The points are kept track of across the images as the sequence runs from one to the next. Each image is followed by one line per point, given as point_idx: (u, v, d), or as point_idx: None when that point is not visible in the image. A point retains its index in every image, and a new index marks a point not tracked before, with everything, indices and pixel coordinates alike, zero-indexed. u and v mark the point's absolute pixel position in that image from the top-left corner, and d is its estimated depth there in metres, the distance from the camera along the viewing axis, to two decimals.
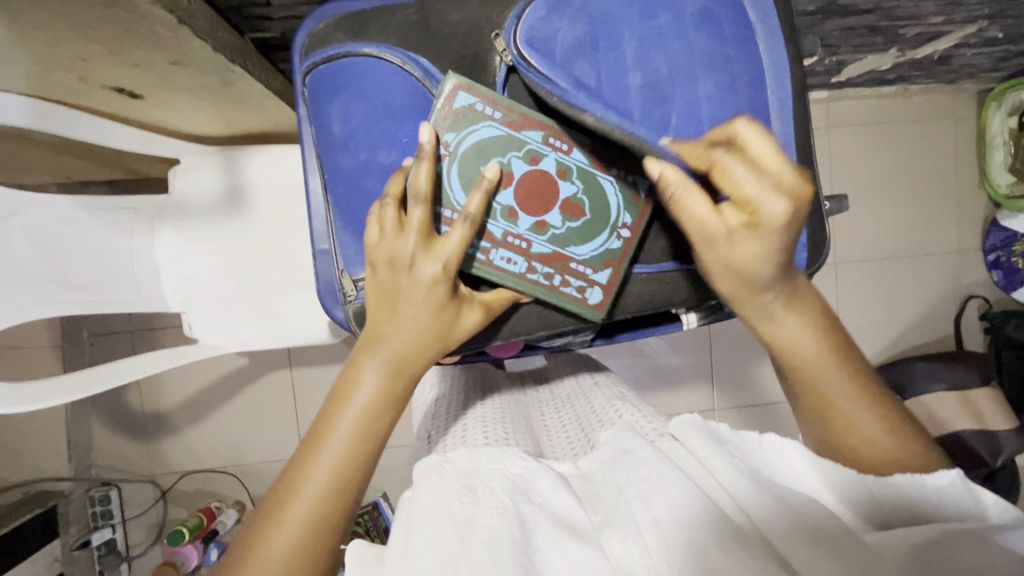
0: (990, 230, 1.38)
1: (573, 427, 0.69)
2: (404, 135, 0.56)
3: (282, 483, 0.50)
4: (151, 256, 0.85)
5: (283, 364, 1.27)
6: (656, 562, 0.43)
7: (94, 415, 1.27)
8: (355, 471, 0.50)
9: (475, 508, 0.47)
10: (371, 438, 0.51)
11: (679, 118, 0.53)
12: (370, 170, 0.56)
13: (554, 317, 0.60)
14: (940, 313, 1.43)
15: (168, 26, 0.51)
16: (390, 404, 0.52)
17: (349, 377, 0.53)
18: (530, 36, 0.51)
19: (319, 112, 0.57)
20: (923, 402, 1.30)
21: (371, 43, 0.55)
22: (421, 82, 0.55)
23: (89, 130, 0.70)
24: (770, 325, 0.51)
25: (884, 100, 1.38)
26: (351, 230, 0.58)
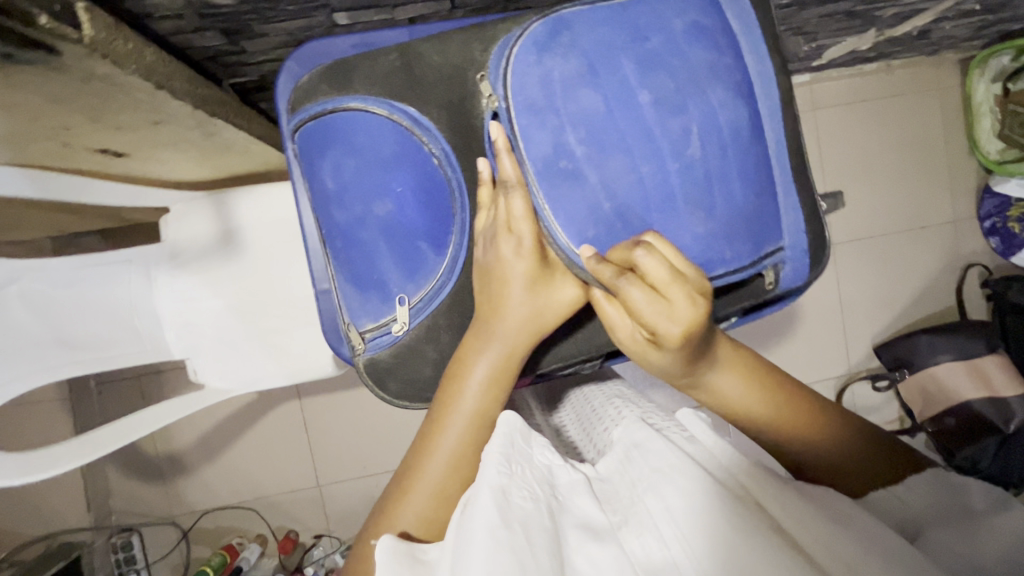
0: (985, 197, 1.38)
1: (580, 427, 0.72)
2: (396, 185, 0.55)
3: (407, 465, 0.54)
4: (151, 307, 0.85)
5: (292, 395, 1.27)
6: (674, 553, 0.43)
7: (109, 462, 1.27)
8: (474, 448, 0.53)
9: (509, 482, 0.47)
10: (485, 417, 0.53)
11: (699, 128, 0.50)
12: (365, 222, 0.56)
13: (565, 351, 0.61)
14: (941, 285, 1.43)
15: (145, 91, 0.51)
16: (498, 385, 0.53)
17: (458, 365, 0.54)
18: (519, 84, 0.49)
19: (311, 168, 0.57)
20: (931, 374, 1.31)
21: (357, 96, 0.55)
22: (411, 131, 0.55)
23: (75, 192, 0.70)
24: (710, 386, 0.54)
25: (867, 77, 1.38)
26: (352, 282, 0.58)
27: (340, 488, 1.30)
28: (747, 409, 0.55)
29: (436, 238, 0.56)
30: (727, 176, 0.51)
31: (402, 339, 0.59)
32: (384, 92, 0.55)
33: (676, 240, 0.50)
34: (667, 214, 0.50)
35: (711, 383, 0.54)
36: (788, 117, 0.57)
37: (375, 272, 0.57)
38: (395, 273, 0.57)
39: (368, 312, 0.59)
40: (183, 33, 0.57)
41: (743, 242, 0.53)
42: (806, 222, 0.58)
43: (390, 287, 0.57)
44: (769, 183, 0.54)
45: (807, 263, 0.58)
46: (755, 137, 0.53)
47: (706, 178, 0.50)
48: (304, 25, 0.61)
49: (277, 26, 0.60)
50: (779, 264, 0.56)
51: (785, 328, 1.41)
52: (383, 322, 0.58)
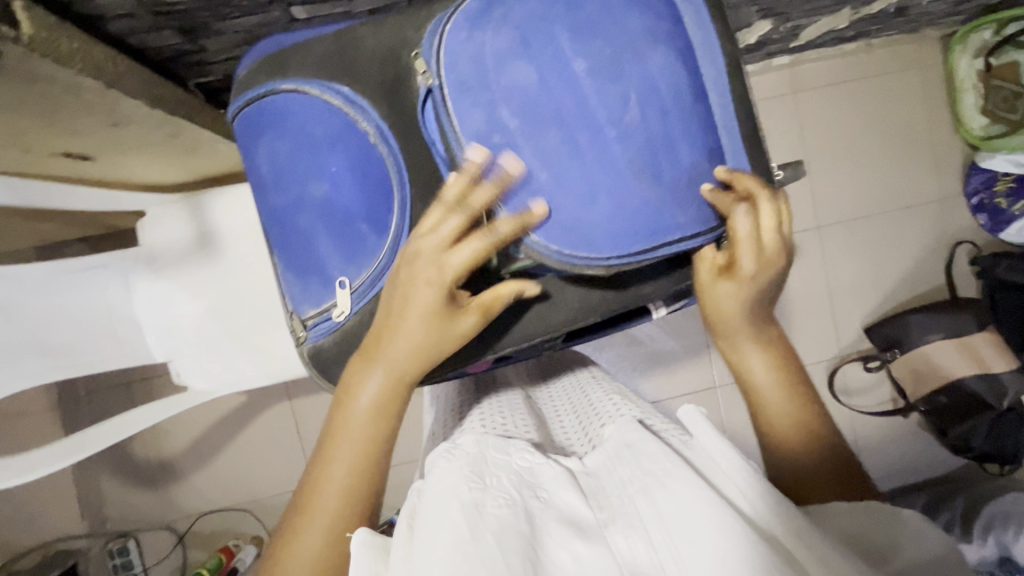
0: (971, 174, 1.37)
1: (569, 416, 0.73)
2: (330, 166, 0.54)
3: (304, 493, 0.54)
4: (130, 310, 0.86)
5: (282, 396, 1.28)
6: (661, 556, 0.44)
7: (102, 470, 1.28)
8: (368, 473, 0.53)
9: (482, 495, 0.48)
10: (377, 441, 0.54)
11: (637, 95, 0.50)
12: (302, 206, 0.56)
13: (523, 332, 0.61)
14: (930, 264, 1.42)
15: (97, 91, 0.51)
16: (391, 405, 0.54)
17: (349, 385, 0.54)
18: (451, 62, 0.50)
19: (250, 156, 0.58)
20: (922, 354, 1.31)
21: (291, 81, 0.55)
22: (343, 110, 0.54)
23: (47, 199, 0.70)
24: (737, 351, 0.63)
25: (848, 58, 1.37)
26: (294, 269, 0.59)
27: None
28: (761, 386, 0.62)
29: (375, 220, 0.55)
30: (671, 142, 0.51)
31: (343, 325, 0.58)
32: (334, 78, 0.55)
33: (624, 207, 0.50)
34: (608, 183, 0.50)
35: (741, 348, 0.63)
36: (743, 94, 0.57)
37: (313, 256, 0.57)
38: (334, 257, 0.57)
39: (310, 298, 0.59)
40: (139, 33, 0.57)
41: (693, 208, 0.52)
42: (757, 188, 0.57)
43: (329, 271, 0.57)
44: (712, 149, 0.54)
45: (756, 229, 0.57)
46: (696, 101, 0.53)
47: (647, 144, 0.50)
48: (262, 20, 0.61)
49: (233, 22, 0.60)
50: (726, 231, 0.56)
51: (774, 312, 1.40)
52: (324, 308, 0.58)
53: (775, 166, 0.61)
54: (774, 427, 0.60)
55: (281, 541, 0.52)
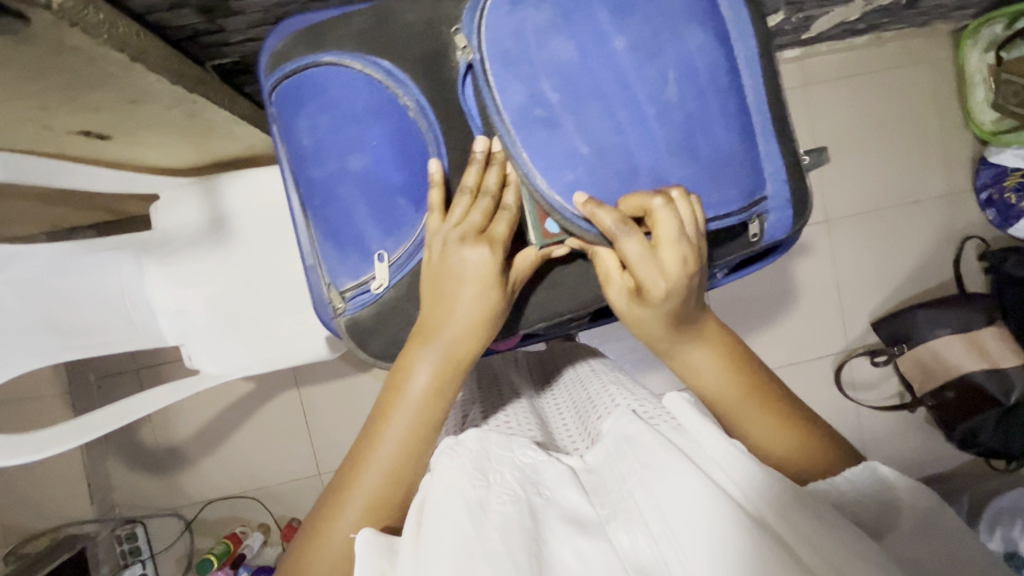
0: (981, 169, 1.37)
1: (572, 415, 0.73)
2: (372, 139, 0.55)
3: (346, 473, 0.53)
4: (143, 293, 0.86)
5: (290, 384, 1.28)
6: (662, 549, 0.44)
7: (111, 456, 1.28)
8: (416, 459, 0.53)
9: (486, 493, 0.48)
10: (426, 426, 0.53)
11: (676, 72, 0.51)
12: (342, 178, 0.56)
13: (551, 308, 0.61)
14: (938, 259, 1.42)
15: (120, 64, 0.52)
16: (441, 394, 0.53)
17: (401, 368, 0.54)
18: (493, 36, 0.50)
19: (287, 127, 0.58)
20: (929, 348, 1.31)
21: (331, 53, 0.55)
22: (384, 83, 0.55)
23: (64, 178, 0.71)
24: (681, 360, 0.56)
25: (858, 51, 1.37)
26: (331, 241, 0.59)
27: None
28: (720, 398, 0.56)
29: (415, 194, 0.56)
30: (708, 121, 0.52)
31: (381, 297, 0.59)
32: (358, 52, 0.55)
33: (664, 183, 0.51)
34: (647, 158, 0.51)
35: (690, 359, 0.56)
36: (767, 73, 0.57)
37: (352, 229, 0.57)
38: (373, 230, 0.57)
39: (348, 271, 0.59)
40: (159, 11, 0.57)
41: (731, 187, 0.53)
42: (787, 170, 0.58)
43: (368, 244, 0.57)
44: (746, 129, 0.54)
45: (789, 213, 0.57)
46: (732, 82, 0.54)
47: (685, 122, 0.51)
48: None
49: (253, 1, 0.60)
50: (760, 212, 0.56)
51: (781, 305, 1.40)
52: (362, 280, 0.58)
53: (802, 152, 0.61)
54: (759, 439, 0.55)
55: (318, 523, 0.52)
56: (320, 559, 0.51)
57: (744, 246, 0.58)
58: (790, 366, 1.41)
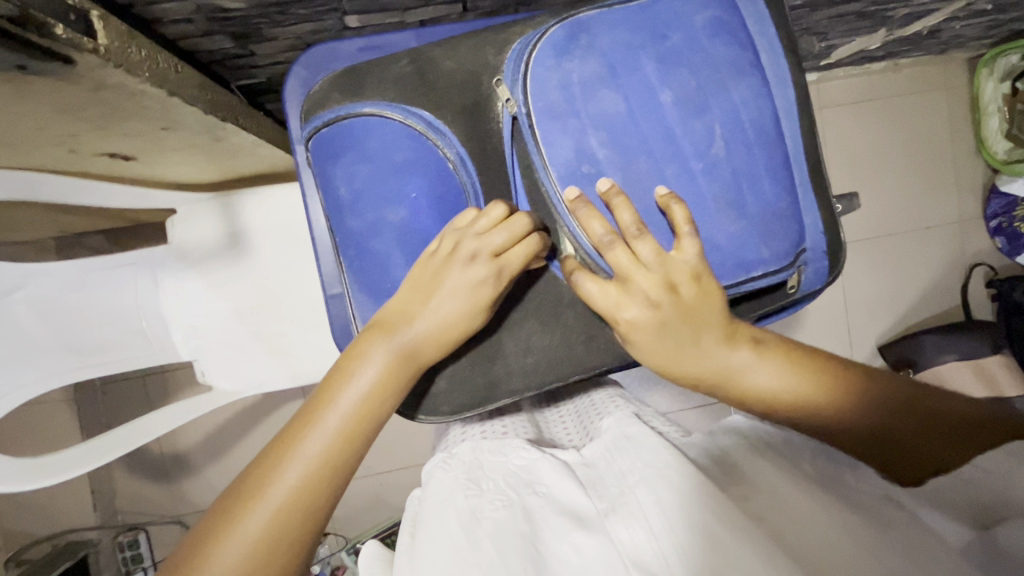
0: (991, 197, 1.38)
1: (573, 421, 0.72)
2: (411, 191, 0.55)
3: (270, 455, 0.49)
4: (157, 309, 0.85)
5: (298, 395, 1.28)
6: (663, 546, 0.43)
7: (115, 462, 1.28)
8: (347, 452, 0.50)
9: (479, 500, 0.51)
10: (372, 417, 0.51)
11: (722, 126, 0.53)
12: (380, 230, 0.56)
13: (588, 360, 0.61)
14: (946, 285, 1.42)
15: (157, 98, 0.51)
16: (393, 388, 0.52)
17: (353, 355, 0.52)
18: (540, 88, 0.52)
19: (325, 175, 0.57)
20: (936, 375, 1.31)
21: (369, 102, 0.55)
22: (424, 134, 0.55)
23: (83, 196, 0.70)
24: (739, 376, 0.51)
25: (874, 76, 1.37)
26: (366, 292, 0.58)
27: (347, 489, 1.30)
28: (785, 400, 0.50)
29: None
30: (755, 176, 0.53)
31: None
32: (392, 88, 0.56)
33: (709, 240, 0.53)
34: (694, 215, 0.52)
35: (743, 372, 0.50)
36: (807, 121, 0.57)
37: (388, 281, 0.56)
38: None
39: None
40: (193, 37, 0.57)
41: (778, 241, 0.54)
42: (825, 221, 0.58)
43: None
44: (790, 182, 0.55)
45: (825, 262, 0.58)
46: (777, 133, 0.55)
47: (732, 177, 0.53)
48: (315, 28, 0.61)
49: (286, 29, 0.60)
50: (801, 264, 0.57)
51: (789, 327, 1.41)
52: None
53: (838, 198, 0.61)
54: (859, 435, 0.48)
55: (228, 511, 0.47)
56: (221, 553, 0.45)
57: (781, 297, 0.59)
58: None
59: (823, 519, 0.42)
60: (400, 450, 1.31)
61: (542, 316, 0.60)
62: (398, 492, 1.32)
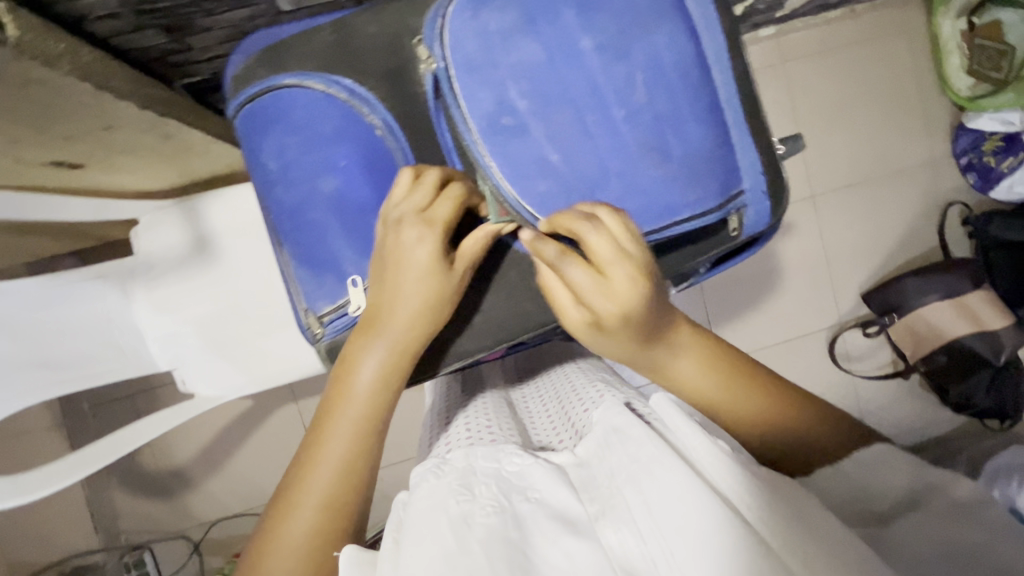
0: (959, 134, 1.39)
1: (556, 409, 0.69)
2: (341, 159, 0.56)
3: (291, 477, 0.52)
4: (130, 320, 0.85)
5: (290, 398, 1.28)
6: (652, 548, 0.43)
7: (112, 484, 1.27)
8: (359, 458, 0.52)
9: (471, 506, 0.47)
10: (376, 419, 0.53)
11: (644, 71, 0.53)
12: (314, 201, 0.57)
13: (538, 316, 0.62)
14: (923, 226, 1.43)
15: (90, 93, 0.55)
16: (388, 386, 0.53)
17: (348, 361, 0.53)
18: (456, 41, 0.52)
19: (254, 152, 0.58)
20: (920, 315, 1.33)
21: (292, 75, 0.57)
22: (349, 103, 0.57)
23: (43, 210, 0.69)
24: (670, 365, 0.54)
25: (833, 25, 1.37)
26: (306, 266, 0.58)
27: None
28: (701, 390, 0.54)
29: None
30: (680, 118, 0.53)
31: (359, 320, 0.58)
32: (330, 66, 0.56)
33: (635, 187, 0.53)
34: (618, 162, 0.53)
35: (668, 365, 0.54)
36: (739, 62, 0.57)
37: (328, 253, 0.58)
38: (348, 253, 0.57)
39: (324, 295, 0.58)
40: (124, 33, 0.57)
41: (708, 183, 0.54)
42: (762, 161, 0.58)
43: (344, 266, 0.57)
44: (718, 125, 0.55)
45: (765, 204, 0.57)
46: (703, 75, 0.55)
47: (655, 122, 0.53)
48: (248, 13, 0.61)
49: (218, 18, 0.60)
50: (739, 206, 0.57)
51: (772, 283, 1.41)
52: (340, 303, 0.57)
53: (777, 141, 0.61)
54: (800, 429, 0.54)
55: (263, 534, 0.50)
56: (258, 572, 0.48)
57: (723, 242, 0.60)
58: (784, 343, 1.42)
59: (812, 523, 0.42)
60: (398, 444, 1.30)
61: (489, 277, 0.62)
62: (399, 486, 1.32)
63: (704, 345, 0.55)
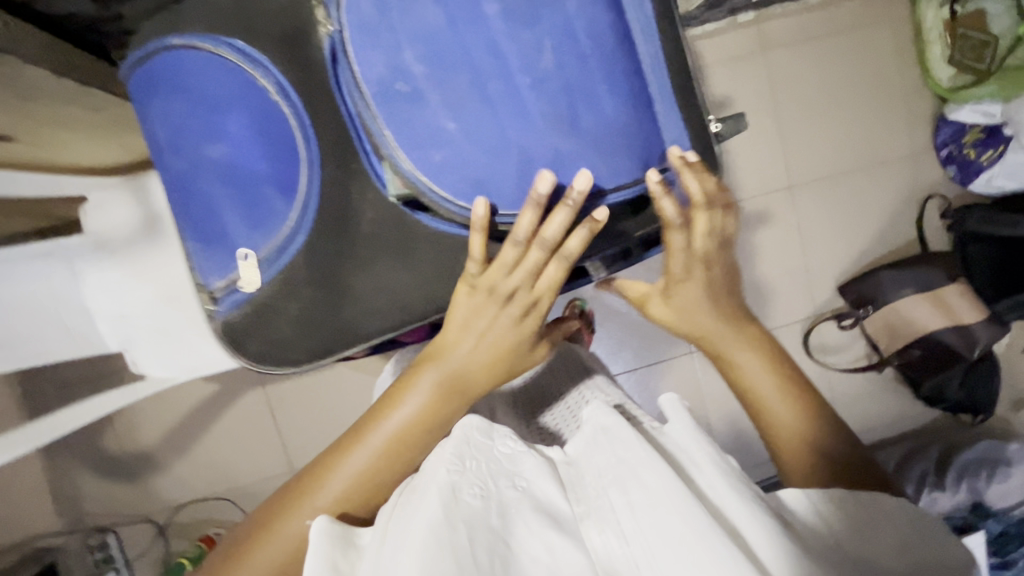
0: (941, 126, 1.37)
1: (562, 420, 0.70)
2: (228, 124, 0.55)
3: (312, 472, 0.57)
4: (80, 300, 0.83)
5: (256, 383, 1.27)
6: (632, 550, 0.46)
7: (76, 467, 1.26)
8: (383, 480, 0.56)
9: (460, 478, 0.50)
10: (409, 452, 0.56)
11: (555, 38, 0.51)
12: (201, 167, 0.56)
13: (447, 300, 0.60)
14: (901, 219, 1.42)
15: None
16: (430, 426, 0.56)
17: (399, 391, 0.57)
18: (352, 3, 0.50)
19: (145, 117, 0.58)
20: (895, 309, 1.32)
21: (178, 34, 0.55)
22: (239, 64, 0.55)
23: None
24: (740, 365, 0.65)
25: (814, 12, 1.34)
26: (197, 237, 0.59)
27: None
28: (759, 393, 0.63)
29: (268, 183, 0.57)
30: (593, 90, 0.53)
31: (252, 296, 0.59)
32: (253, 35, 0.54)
33: (542, 160, 0.53)
34: (522, 132, 0.52)
35: (734, 358, 0.65)
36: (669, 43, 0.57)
37: (217, 222, 0.57)
38: (238, 225, 0.57)
39: (217, 270, 0.59)
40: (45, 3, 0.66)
41: (621, 159, 0.55)
42: (687, 139, 0.59)
43: (234, 241, 0.58)
44: (637, 99, 0.55)
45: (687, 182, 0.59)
46: (622, 46, 0.54)
47: (564, 92, 0.52)
48: None
49: None
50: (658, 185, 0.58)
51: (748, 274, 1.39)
52: (231, 279, 0.59)
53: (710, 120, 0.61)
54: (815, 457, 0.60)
55: (274, 514, 0.55)
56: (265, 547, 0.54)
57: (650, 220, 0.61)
58: None
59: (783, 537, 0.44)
60: None
61: (397, 255, 0.58)
62: None
63: (767, 350, 0.65)
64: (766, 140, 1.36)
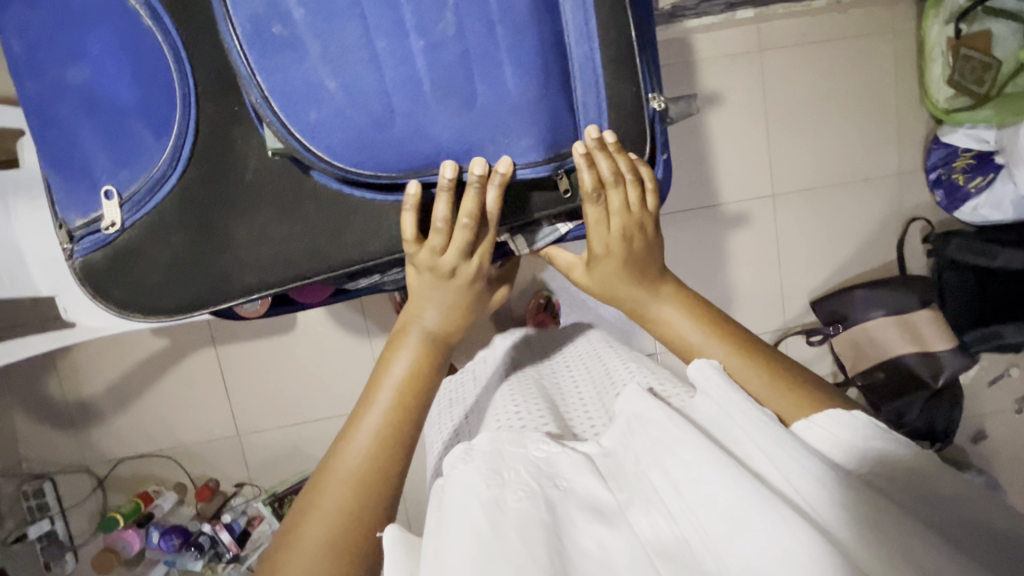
0: (932, 148, 1.33)
1: (590, 403, 0.73)
2: (91, 47, 0.54)
3: (327, 462, 0.54)
4: (11, 238, 0.80)
5: (207, 344, 1.23)
6: (681, 527, 0.44)
7: (16, 411, 1.23)
8: (394, 453, 0.54)
9: (501, 491, 0.48)
10: (406, 415, 0.56)
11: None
12: (63, 90, 0.55)
13: (332, 258, 0.59)
14: (882, 239, 1.39)
15: None
16: (420, 381, 0.58)
17: (384, 361, 0.59)
18: None
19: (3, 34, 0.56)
20: (865, 330, 1.30)
21: None
22: None
23: None
24: (659, 314, 0.65)
25: (817, 16, 1.30)
26: (57, 167, 0.57)
27: (266, 437, 1.28)
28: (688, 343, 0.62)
29: (148, 122, 0.56)
30: (492, 58, 0.52)
31: (115, 237, 0.57)
32: None
33: (422, 129, 0.52)
34: (405, 96, 0.51)
35: (658, 313, 0.65)
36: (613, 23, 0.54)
37: (78, 152, 0.56)
38: (101, 157, 0.56)
39: (76, 206, 0.57)
40: None
41: (519, 135, 0.54)
42: (605, 124, 0.57)
43: (97, 175, 0.56)
44: (543, 71, 0.53)
45: None
46: (535, 17, 0.52)
47: (459, 58, 0.51)
48: None
49: None
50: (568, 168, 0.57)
51: (721, 281, 1.37)
52: (93, 216, 0.57)
53: (650, 98, 0.59)
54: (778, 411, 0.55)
55: (292, 528, 0.50)
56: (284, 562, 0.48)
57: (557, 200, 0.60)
58: None
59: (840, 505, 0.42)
60: (318, 401, 1.27)
61: (281, 206, 0.58)
62: (317, 444, 1.30)
63: (695, 305, 0.65)
64: (753, 145, 1.33)
